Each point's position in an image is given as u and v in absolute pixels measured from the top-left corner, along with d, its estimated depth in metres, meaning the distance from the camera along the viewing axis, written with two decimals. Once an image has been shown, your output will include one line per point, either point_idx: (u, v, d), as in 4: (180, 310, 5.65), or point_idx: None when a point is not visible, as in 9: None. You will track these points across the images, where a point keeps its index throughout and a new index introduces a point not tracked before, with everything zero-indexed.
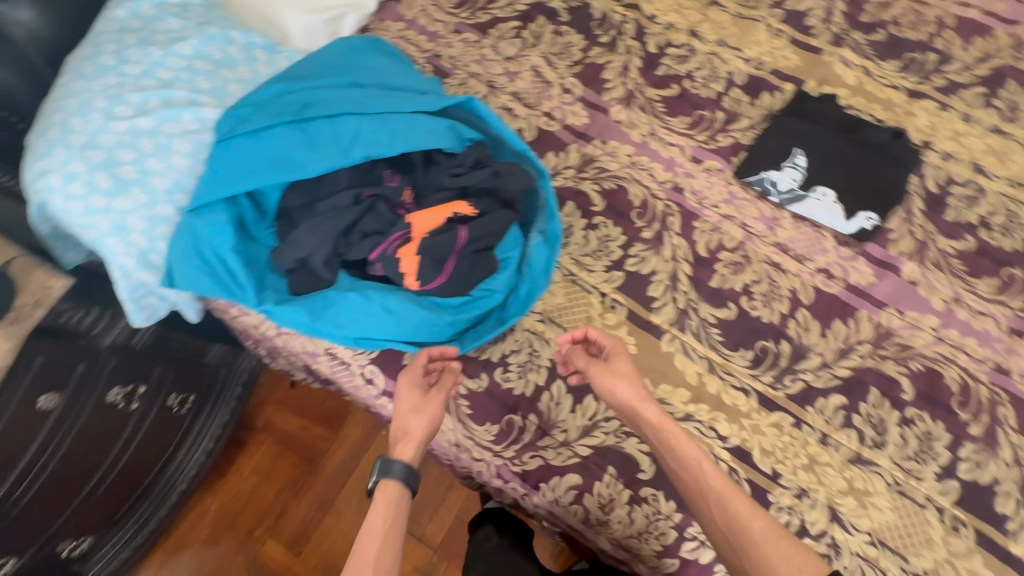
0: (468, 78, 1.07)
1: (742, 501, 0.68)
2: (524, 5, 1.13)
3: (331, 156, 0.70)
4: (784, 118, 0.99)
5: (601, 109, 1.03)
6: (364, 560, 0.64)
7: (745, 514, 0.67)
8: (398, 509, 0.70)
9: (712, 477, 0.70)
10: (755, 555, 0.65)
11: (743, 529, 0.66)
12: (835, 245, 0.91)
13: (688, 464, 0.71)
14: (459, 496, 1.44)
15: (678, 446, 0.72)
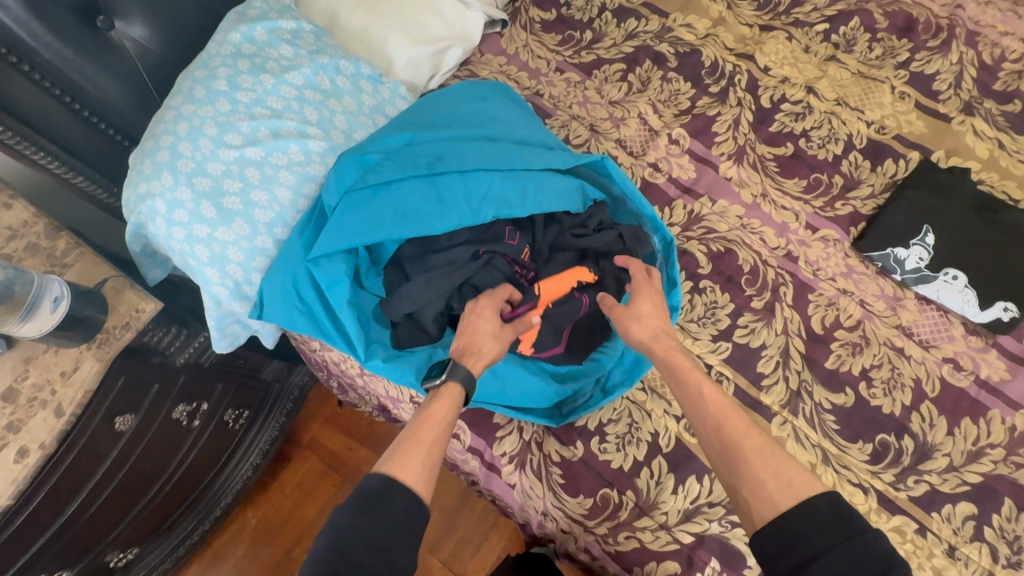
0: (571, 120, 1.04)
1: (738, 419, 0.64)
2: (631, 47, 1.10)
3: (460, 213, 0.69)
4: (911, 190, 0.93)
5: (710, 163, 0.99)
6: (420, 445, 0.61)
7: (744, 434, 0.62)
8: (457, 414, 0.66)
9: (711, 401, 0.66)
10: (749, 472, 0.60)
11: (739, 449, 0.61)
12: (964, 334, 0.85)
13: (690, 389, 0.67)
14: (503, 535, 1.38)
15: (685, 376, 0.68)
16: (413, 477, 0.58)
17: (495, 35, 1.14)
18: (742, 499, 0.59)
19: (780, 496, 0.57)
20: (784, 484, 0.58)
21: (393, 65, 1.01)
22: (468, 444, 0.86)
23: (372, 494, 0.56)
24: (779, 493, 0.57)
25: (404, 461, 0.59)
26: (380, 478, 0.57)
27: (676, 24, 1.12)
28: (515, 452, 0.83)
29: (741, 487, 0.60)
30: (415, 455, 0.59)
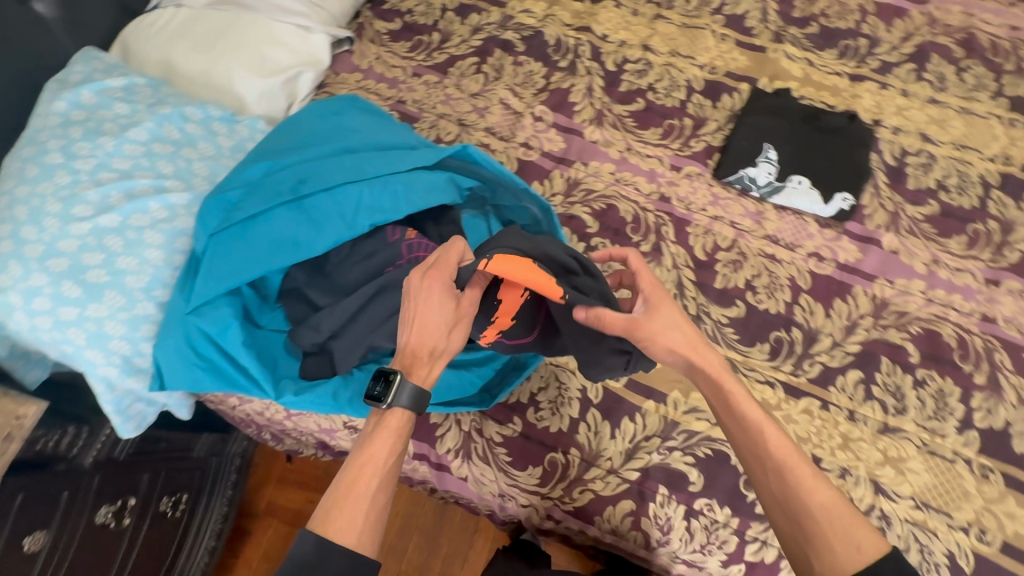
0: (438, 119, 1.07)
1: (805, 471, 0.63)
2: (478, 40, 1.14)
3: (336, 228, 0.69)
4: (749, 116, 1.04)
5: (575, 131, 1.05)
6: (361, 496, 0.62)
7: (810, 487, 0.62)
8: (399, 452, 0.66)
9: (774, 446, 0.64)
10: (813, 529, 0.60)
11: (806, 508, 0.61)
12: (819, 229, 0.96)
13: (750, 432, 0.65)
14: (487, 538, 1.37)
15: (742, 410, 0.66)
16: (352, 534, 0.60)
17: (345, 53, 1.14)
18: (803, 549, 0.61)
19: (849, 556, 0.58)
20: (854, 549, 0.59)
21: (246, 102, 0.99)
22: (412, 452, 0.86)
23: (305, 558, 0.57)
24: (850, 560, 0.58)
25: (343, 515, 0.60)
26: (316, 540, 0.58)
27: (516, 11, 1.18)
28: (459, 445, 0.84)
29: (803, 540, 0.61)
30: (351, 511, 0.61)
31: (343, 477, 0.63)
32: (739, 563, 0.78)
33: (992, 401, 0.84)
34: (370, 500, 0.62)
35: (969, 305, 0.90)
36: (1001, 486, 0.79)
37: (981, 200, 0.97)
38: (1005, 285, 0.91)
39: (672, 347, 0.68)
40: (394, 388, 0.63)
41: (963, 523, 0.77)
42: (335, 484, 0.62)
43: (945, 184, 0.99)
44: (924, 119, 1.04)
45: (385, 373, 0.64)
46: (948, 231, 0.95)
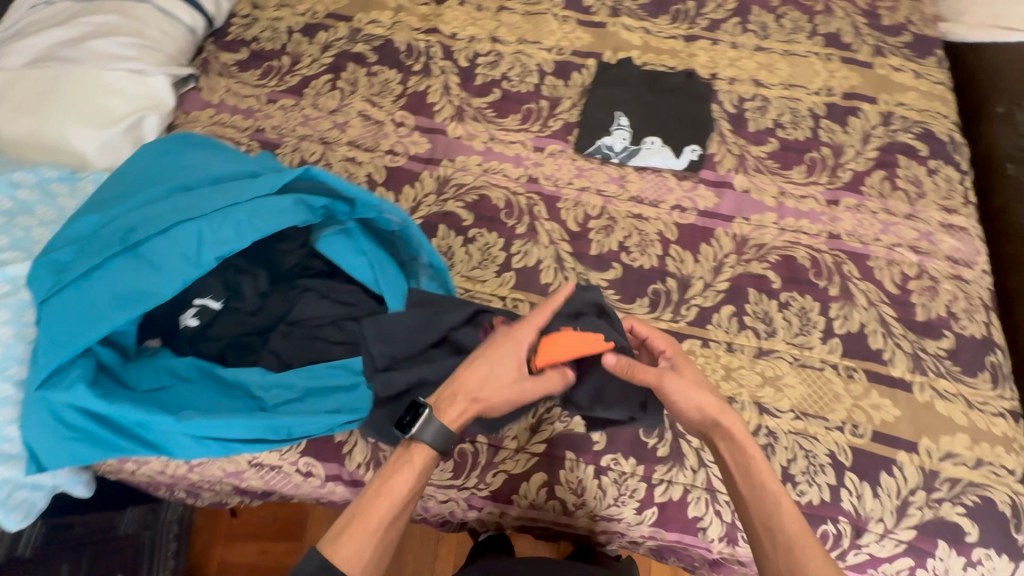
0: (300, 141, 1.06)
1: (817, 553, 0.64)
2: (330, 57, 1.15)
3: (183, 274, 0.71)
4: (598, 89, 1.09)
5: (438, 131, 1.07)
6: (373, 526, 0.63)
7: (815, 563, 0.63)
8: (418, 485, 0.67)
9: (788, 519, 0.66)
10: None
11: None
12: (678, 182, 1.03)
13: (765, 499, 0.67)
14: (450, 544, 1.38)
15: (761, 480, 0.68)
16: (355, 562, 0.62)
17: (194, 91, 1.12)
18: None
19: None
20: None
21: (87, 158, 0.95)
22: (324, 475, 0.86)
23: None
24: None
25: (350, 541, 0.62)
26: (319, 560, 0.61)
27: (364, 23, 1.19)
28: (369, 457, 0.84)
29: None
30: (359, 538, 0.63)
31: (358, 504, 0.65)
32: (651, 507, 0.83)
33: (847, 308, 0.92)
34: (378, 533, 0.64)
35: (816, 227, 0.98)
36: (864, 382, 0.87)
37: (813, 131, 1.06)
38: (843, 203, 1.00)
39: (700, 406, 0.71)
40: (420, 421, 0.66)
41: (837, 423, 0.85)
42: (349, 511, 0.64)
43: (780, 122, 1.07)
44: (754, 66, 1.13)
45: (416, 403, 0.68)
46: (789, 163, 1.04)
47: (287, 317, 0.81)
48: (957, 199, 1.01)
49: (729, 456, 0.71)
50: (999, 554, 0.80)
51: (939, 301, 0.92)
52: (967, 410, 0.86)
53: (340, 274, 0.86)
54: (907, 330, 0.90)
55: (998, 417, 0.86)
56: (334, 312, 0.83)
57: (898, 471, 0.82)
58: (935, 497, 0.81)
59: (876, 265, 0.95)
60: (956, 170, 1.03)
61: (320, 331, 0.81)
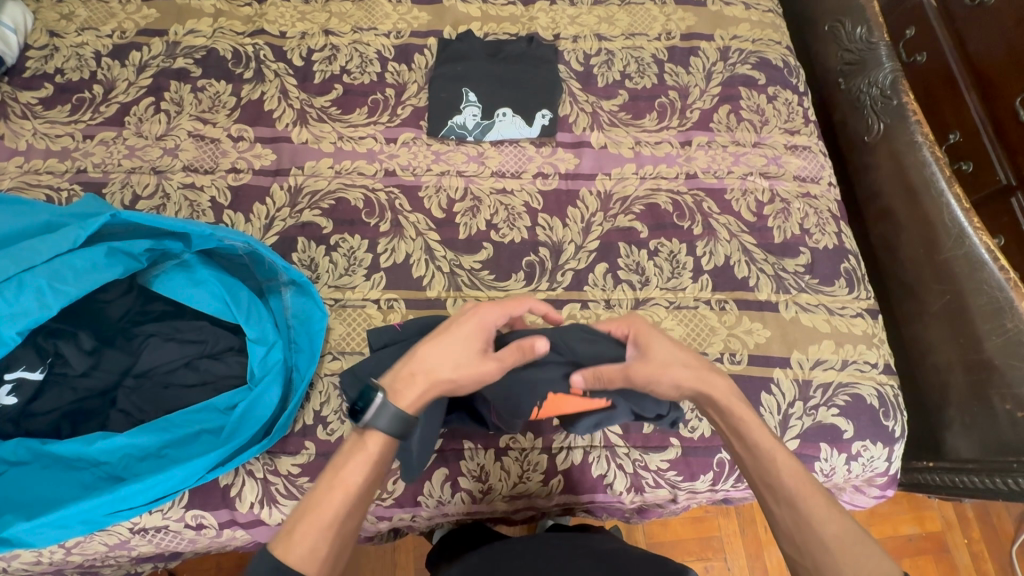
0: (128, 176, 0.97)
1: (818, 499, 0.60)
2: (148, 78, 1.05)
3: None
4: (442, 67, 1.06)
5: (282, 139, 1.01)
6: (329, 520, 0.56)
7: (818, 514, 0.59)
8: (376, 475, 0.60)
9: (788, 473, 0.61)
10: (823, 557, 0.57)
11: (817, 537, 0.58)
12: (537, 148, 1.02)
13: (763, 458, 0.63)
14: (409, 548, 1.18)
15: (755, 438, 0.64)
16: (311, 559, 0.54)
17: None
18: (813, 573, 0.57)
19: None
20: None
21: None
22: (218, 523, 0.80)
23: None
24: None
25: (304, 538, 0.55)
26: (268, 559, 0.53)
27: (180, 35, 1.08)
28: (261, 494, 0.79)
29: (812, 564, 0.57)
30: (312, 532, 0.55)
31: (308, 499, 0.57)
32: (557, 476, 0.83)
33: (712, 244, 0.95)
34: (338, 525, 0.57)
35: (673, 171, 1.00)
36: (736, 311, 0.91)
37: (659, 76, 1.07)
38: (695, 142, 1.02)
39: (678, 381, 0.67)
40: (372, 408, 0.60)
41: (716, 355, 0.88)
42: (297, 509, 0.57)
43: (627, 73, 1.08)
44: (595, 20, 1.12)
45: (369, 391, 0.61)
46: (640, 112, 1.05)
47: (133, 369, 0.76)
48: (798, 120, 1.05)
49: (731, 427, 0.66)
50: (875, 442, 0.86)
51: (793, 221, 0.97)
52: (829, 317, 0.91)
53: (186, 311, 0.80)
54: (768, 253, 0.95)
55: (857, 317, 0.92)
56: (182, 353, 0.77)
57: (777, 388, 0.86)
58: (812, 404, 0.86)
59: (733, 197, 0.98)
60: (793, 93, 1.07)
61: (170, 378, 0.76)
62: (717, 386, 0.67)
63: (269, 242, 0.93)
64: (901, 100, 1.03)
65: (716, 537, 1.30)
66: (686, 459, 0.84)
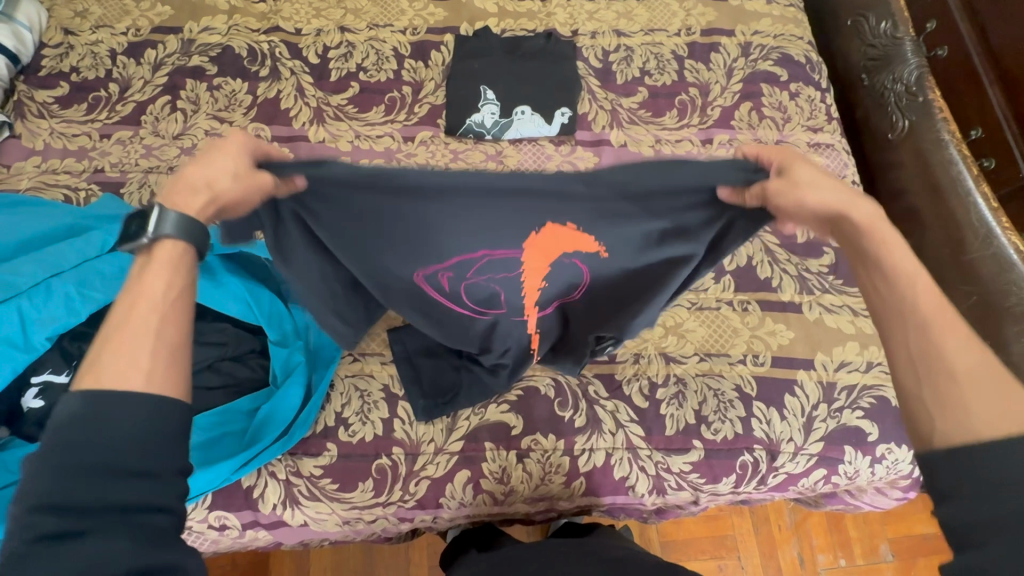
0: (146, 175, 0.96)
1: (956, 327, 0.49)
2: (163, 76, 1.04)
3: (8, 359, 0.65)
4: (459, 64, 1.04)
5: (298, 138, 1.00)
6: (138, 334, 0.45)
7: (948, 347, 0.48)
8: (187, 274, 0.50)
9: (921, 297, 0.51)
10: (944, 387, 0.47)
11: (944, 365, 0.47)
12: (556, 146, 1.01)
13: (895, 277, 0.52)
14: (422, 546, 1.18)
15: (888, 261, 0.53)
16: (136, 371, 0.43)
17: (12, 139, 0.99)
18: (925, 411, 0.47)
19: (982, 421, 0.44)
20: (1000, 415, 0.43)
21: None
22: (241, 524, 0.80)
23: (70, 420, 0.41)
24: (999, 422, 0.43)
25: (115, 360, 0.44)
26: (79, 398, 0.42)
27: (195, 32, 1.08)
28: (283, 496, 0.79)
29: (928, 395, 0.47)
30: (115, 353, 0.44)
31: (106, 329, 0.46)
32: (579, 478, 0.83)
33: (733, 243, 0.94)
34: (157, 334, 0.46)
35: None
36: (759, 312, 0.90)
37: (679, 73, 1.06)
38: (716, 140, 1.01)
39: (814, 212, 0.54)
40: (152, 220, 0.49)
41: (739, 356, 0.87)
42: (93, 343, 0.46)
43: (647, 69, 1.06)
44: (613, 16, 1.10)
45: (144, 211, 0.51)
46: (660, 110, 1.03)
47: None
48: (821, 117, 1.04)
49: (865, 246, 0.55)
50: (900, 445, 0.85)
51: None
52: (854, 318, 0.90)
53: (208, 312, 0.79)
54: (791, 254, 0.93)
55: None
56: (205, 355, 0.76)
57: (800, 390, 0.86)
58: (836, 407, 0.85)
59: None
60: (816, 90, 1.06)
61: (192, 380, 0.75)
62: (858, 206, 0.55)
63: None
64: (926, 96, 1.02)
65: (730, 535, 1.30)
66: (709, 461, 0.83)
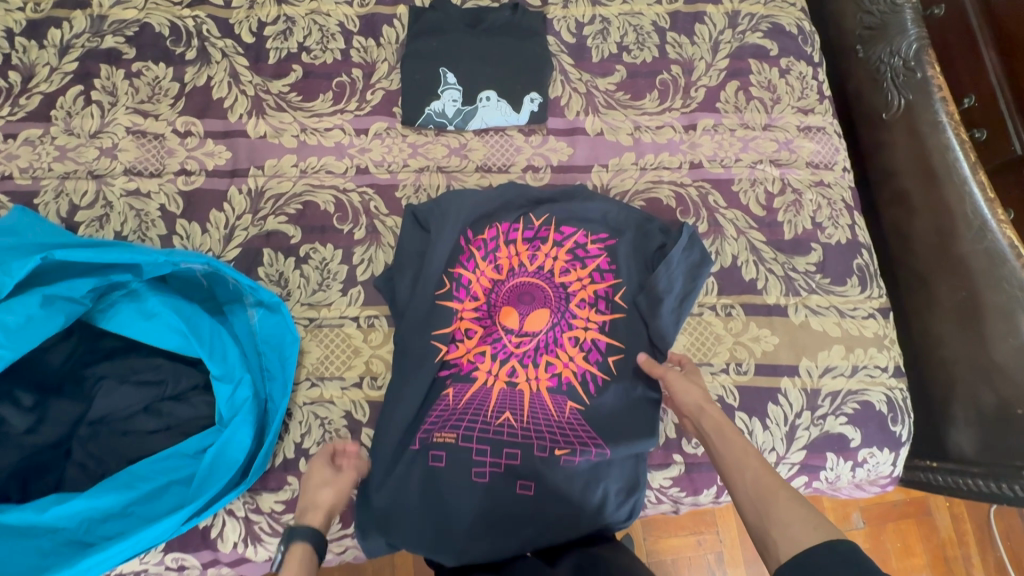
0: (62, 182, 0.85)
1: (762, 467, 0.59)
2: (73, 61, 0.90)
3: None
4: (415, 43, 0.92)
5: (236, 133, 0.89)
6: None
7: (766, 488, 0.56)
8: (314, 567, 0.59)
9: (726, 448, 0.63)
10: (764, 522, 0.54)
11: (767, 512, 0.54)
12: (521, 173, 0.90)
13: (729, 450, 0.63)
14: None
15: (713, 430, 0.66)
16: None
17: None
18: (765, 536, 0.53)
19: (805, 538, 0.50)
20: (811, 528, 0.50)
21: None
22: (201, 563, 0.75)
23: None
24: (803, 537, 0.50)
25: None
26: None
27: (107, 6, 0.93)
28: (243, 534, 0.75)
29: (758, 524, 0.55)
30: None
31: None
32: None
33: (718, 242, 0.87)
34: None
35: (676, 159, 0.91)
36: (742, 317, 0.85)
37: (660, 48, 0.95)
38: (701, 126, 0.93)
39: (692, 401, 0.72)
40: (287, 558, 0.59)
41: (722, 366, 0.83)
42: None
43: (625, 44, 0.95)
44: None
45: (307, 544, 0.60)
46: (639, 92, 0.94)
47: (86, 417, 0.68)
48: (812, 97, 0.95)
49: (712, 436, 0.66)
50: (881, 448, 0.84)
51: (804, 215, 0.89)
52: (840, 320, 0.86)
53: (143, 346, 0.72)
54: (777, 252, 0.88)
55: (869, 319, 0.87)
56: (141, 396, 0.69)
57: (784, 398, 0.82)
58: (819, 414, 0.82)
59: (740, 188, 0.90)
60: (808, 65, 0.97)
61: (129, 424, 0.68)
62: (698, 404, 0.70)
63: (232, 254, 0.84)
64: (924, 72, 0.94)
65: (709, 512, 1.30)
66: (689, 475, 0.81)
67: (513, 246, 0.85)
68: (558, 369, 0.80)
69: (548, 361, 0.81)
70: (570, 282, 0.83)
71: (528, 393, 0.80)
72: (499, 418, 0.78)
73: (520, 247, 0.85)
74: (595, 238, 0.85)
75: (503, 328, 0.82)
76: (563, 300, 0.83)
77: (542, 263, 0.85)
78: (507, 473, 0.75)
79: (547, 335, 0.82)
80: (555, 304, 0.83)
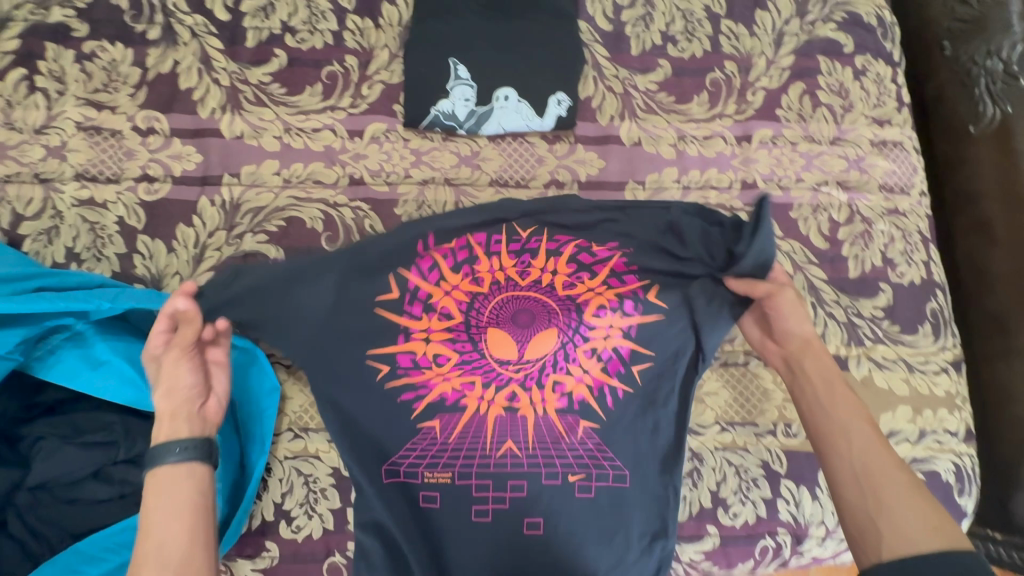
0: (3, 187, 0.72)
1: (883, 448, 0.53)
2: (12, 38, 0.75)
3: None
4: (420, 26, 0.77)
5: (207, 131, 0.75)
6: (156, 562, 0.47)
7: (880, 465, 0.52)
8: (191, 492, 0.53)
9: (834, 410, 0.57)
10: (872, 504, 0.50)
11: (878, 497, 0.50)
12: (544, 188, 0.76)
13: (836, 419, 0.56)
14: None
15: (822, 384, 0.59)
16: None
17: None
18: (861, 517, 0.51)
19: (923, 537, 0.47)
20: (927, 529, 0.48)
21: None
22: None
23: None
24: (924, 535, 0.47)
25: None
26: None
27: None
28: None
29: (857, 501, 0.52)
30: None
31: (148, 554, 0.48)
32: None
33: None
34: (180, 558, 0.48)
35: (726, 178, 0.77)
36: None
37: (712, 40, 0.80)
38: (757, 137, 0.78)
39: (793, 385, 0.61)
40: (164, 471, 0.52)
41: (768, 426, 0.72)
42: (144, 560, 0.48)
43: (671, 34, 0.80)
44: None
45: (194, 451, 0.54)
46: (686, 94, 0.79)
47: (25, 482, 0.59)
48: (889, 104, 0.80)
49: (818, 389, 0.59)
50: None
51: (874, 248, 0.76)
52: (908, 376, 0.74)
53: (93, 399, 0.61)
54: (839, 293, 0.75)
55: (941, 374, 0.74)
56: (90, 460, 0.59)
57: None
58: None
59: (800, 214, 0.77)
60: (888, 65, 0.81)
61: (75, 492, 0.59)
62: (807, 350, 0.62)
63: (202, 279, 0.71)
64: None
65: None
66: (724, 550, 0.71)
67: (498, 259, 0.68)
68: (567, 391, 0.65)
69: (553, 373, 0.65)
70: (575, 288, 0.67)
71: (532, 423, 0.64)
72: (495, 452, 0.64)
73: (507, 260, 0.68)
74: (599, 243, 0.68)
75: (496, 360, 0.65)
76: (569, 312, 0.66)
77: (539, 277, 0.68)
78: (512, 515, 0.63)
79: (553, 357, 0.65)
80: (562, 320, 0.66)
